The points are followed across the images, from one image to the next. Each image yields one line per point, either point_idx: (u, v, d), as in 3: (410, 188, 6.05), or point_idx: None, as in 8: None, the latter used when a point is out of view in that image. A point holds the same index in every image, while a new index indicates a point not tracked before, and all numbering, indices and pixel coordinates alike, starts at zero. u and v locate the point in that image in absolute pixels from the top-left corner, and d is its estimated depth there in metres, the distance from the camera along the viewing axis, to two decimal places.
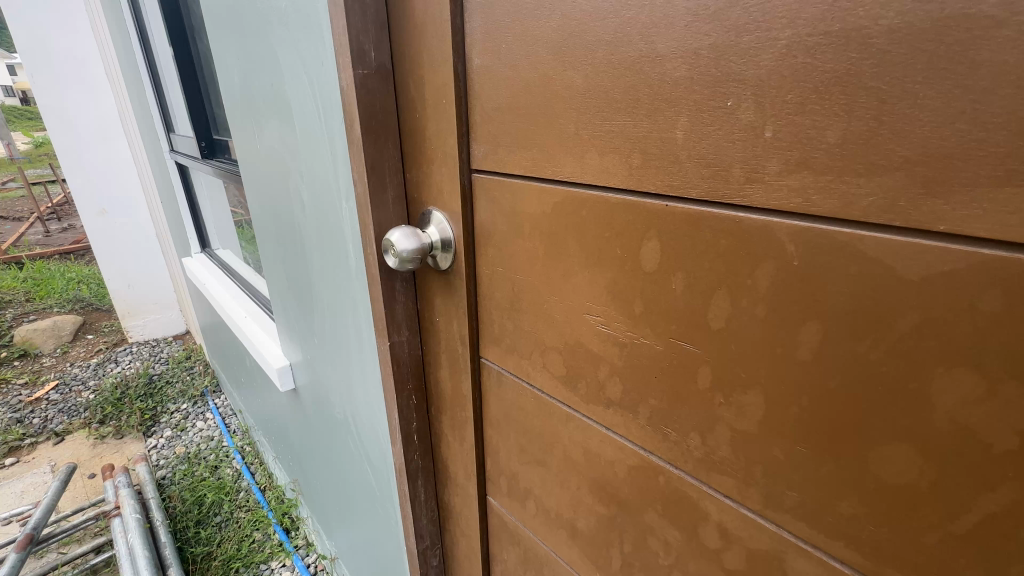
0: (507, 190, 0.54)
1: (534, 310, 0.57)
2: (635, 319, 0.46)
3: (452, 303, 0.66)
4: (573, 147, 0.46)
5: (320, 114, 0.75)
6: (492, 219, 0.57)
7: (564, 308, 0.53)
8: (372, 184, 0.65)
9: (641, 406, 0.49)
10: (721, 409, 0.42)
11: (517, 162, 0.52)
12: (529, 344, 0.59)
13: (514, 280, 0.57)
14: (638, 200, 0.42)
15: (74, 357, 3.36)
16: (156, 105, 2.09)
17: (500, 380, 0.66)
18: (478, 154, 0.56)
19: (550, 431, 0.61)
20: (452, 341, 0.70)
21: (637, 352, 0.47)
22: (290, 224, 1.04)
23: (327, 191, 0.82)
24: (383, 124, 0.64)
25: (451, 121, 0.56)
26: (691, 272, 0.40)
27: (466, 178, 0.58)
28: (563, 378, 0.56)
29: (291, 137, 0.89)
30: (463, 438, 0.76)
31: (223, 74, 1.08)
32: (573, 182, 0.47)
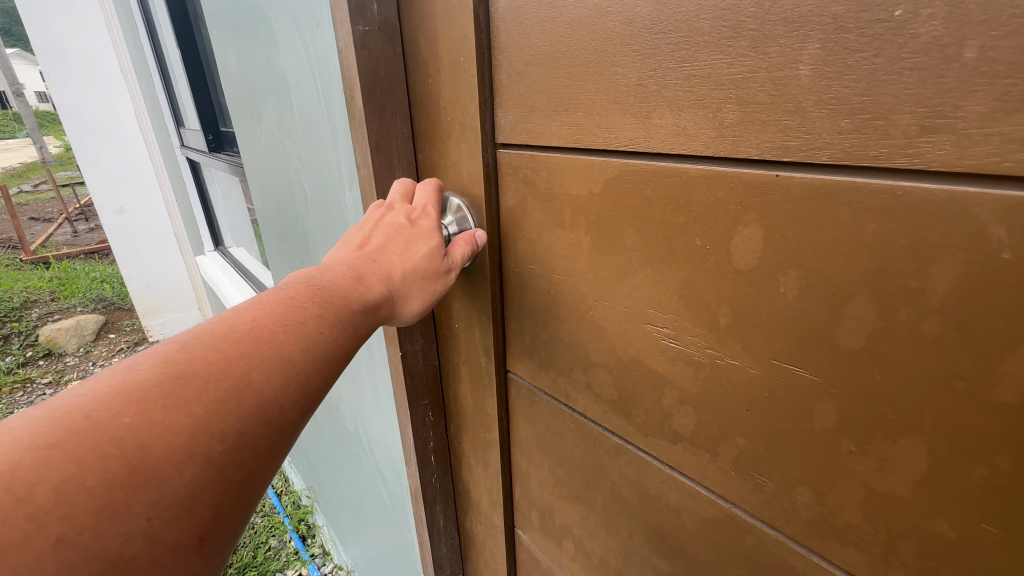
0: (541, 167, 0.42)
1: (576, 318, 0.45)
2: (718, 332, 0.35)
3: (474, 307, 0.55)
4: (633, 107, 0.34)
5: (318, 89, 0.65)
6: (521, 204, 0.46)
7: (617, 316, 0.42)
8: (377, 165, 0.54)
9: (723, 445, 0.37)
10: (851, 460, 0.30)
11: (556, 130, 0.40)
12: (570, 359, 0.48)
13: (548, 280, 0.46)
14: (732, 172, 0.31)
15: (96, 357, 3.36)
16: (165, 100, 2.04)
17: (532, 400, 0.55)
18: (504, 122, 0.44)
19: (594, 463, 0.50)
20: (473, 353, 0.59)
21: (718, 375, 0.36)
22: (293, 217, 0.94)
23: (329, 177, 0.72)
24: (389, 93, 0.53)
25: (468, 79, 0.44)
26: (813, 269, 0.29)
27: (489, 154, 0.46)
28: (612, 402, 0.45)
29: (290, 122, 0.79)
30: (486, 463, 0.65)
31: (219, 58, 0.98)
32: (633, 151, 0.36)
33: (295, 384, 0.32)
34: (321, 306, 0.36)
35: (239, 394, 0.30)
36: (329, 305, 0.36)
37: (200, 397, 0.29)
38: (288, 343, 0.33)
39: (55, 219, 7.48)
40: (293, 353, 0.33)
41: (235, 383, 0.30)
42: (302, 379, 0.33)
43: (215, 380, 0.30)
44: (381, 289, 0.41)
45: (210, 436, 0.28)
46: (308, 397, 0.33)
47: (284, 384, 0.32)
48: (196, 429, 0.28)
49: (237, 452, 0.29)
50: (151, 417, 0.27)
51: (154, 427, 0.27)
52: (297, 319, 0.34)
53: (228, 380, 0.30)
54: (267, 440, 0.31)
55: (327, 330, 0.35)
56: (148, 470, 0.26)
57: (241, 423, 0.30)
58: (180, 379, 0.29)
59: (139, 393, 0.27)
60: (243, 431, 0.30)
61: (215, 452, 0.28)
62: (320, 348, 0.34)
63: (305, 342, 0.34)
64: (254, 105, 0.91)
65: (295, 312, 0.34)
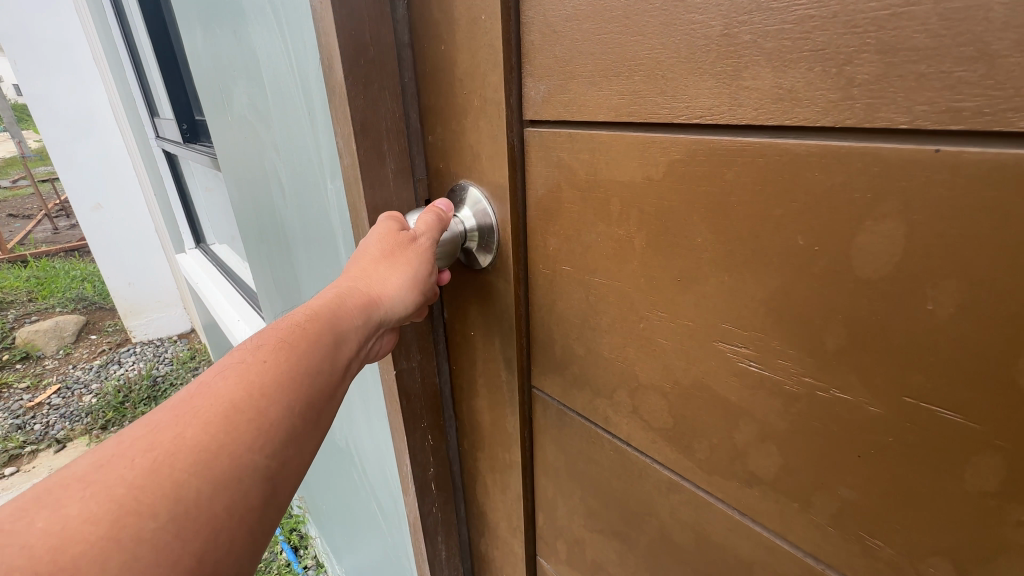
0: (583, 146, 0.34)
1: (621, 331, 0.37)
2: (824, 357, 0.27)
3: (493, 314, 0.47)
4: (717, 66, 0.26)
5: (294, 67, 0.56)
6: (554, 193, 0.37)
7: (676, 332, 0.34)
8: (364, 151, 0.45)
9: (820, 495, 0.30)
10: (1015, 533, 0.23)
11: (605, 101, 0.31)
12: (612, 379, 0.40)
13: (587, 286, 0.38)
14: (865, 145, 0.23)
15: (76, 359, 3.21)
16: (137, 88, 1.91)
17: (562, 422, 0.47)
18: (533, 93, 0.35)
19: (638, 498, 0.42)
20: (491, 366, 0.50)
21: (818, 411, 0.29)
22: (270, 214, 0.85)
23: (308, 168, 0.63)
24: (376, 63, 0.44)
25: (490, 40, 0.35)
26: (986, 282, 0.21)
27: (514, 134, 0.38)
28: (665, 432, 0.37)
29: (263, 107, 0.70)
30: (505, 487, 0.57)
31: (186, 37, 0.88)
32: (711, 124, 0.27)
33: (241, 424, 0.31)
34: (258, 347, 0.34)
35: (172, 459, 0.28)
36: (272, 335, 0.35)
37: (126, 475, 0.27)
38: (227, 387, 0.31)
39: (32, 215, 7.22)
40: (229, 399, 0.31)
41: (165, 446, 0.28)
42: (255, 419, 0.31)
43: (142, 452, 0.28)
44: (345, 308, 0.38)
45: (139, 514, 0.27)
46: (261, 433, 0.31)
47: (224, 430, 0.30)
48: (119, 512, 0.26)
49: (174, 525, 0.27)
50: (68, 513, 0.26)
51: (70, 525, 0.25)
52: (236, 365, 0.33)
53: (156, 446, 0.28)
54: (212, 502, 0.29)
55: (269, 359, 0.33)
56: (71, 563, 0.24)
57: (179, 487, 0.28)
58: (103, 464, 0.27)
59: (57, 490, 0.26)
60: (187, 490, 0.28)
61: (145, 530, 0.26)
62: (269, 380, 0.32)
63: (245, 381, 0.32)
64: (224, 88, 0.82)
65: (229, 364, 0.33)
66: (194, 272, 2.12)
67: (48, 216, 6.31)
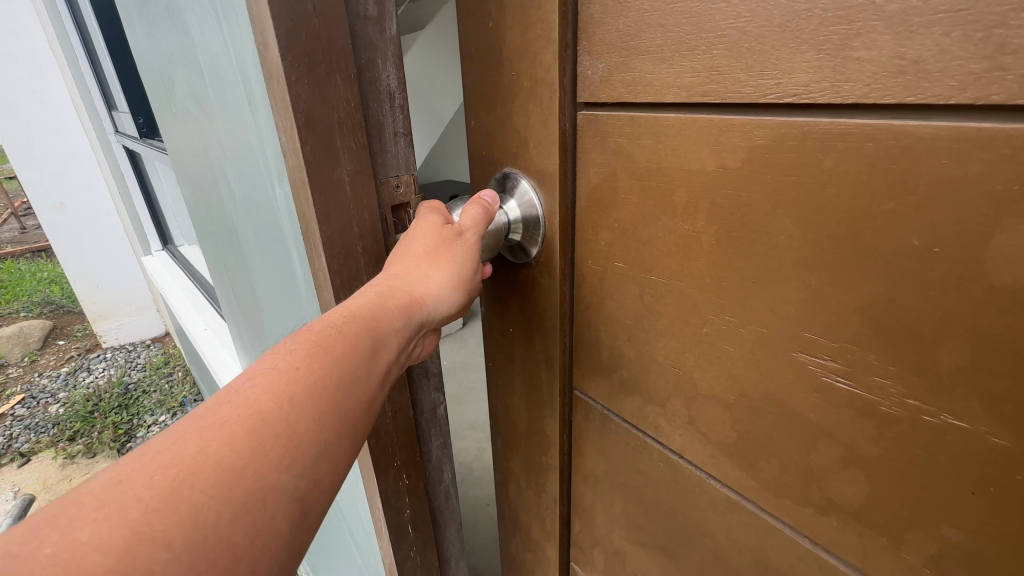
0: (646, 128, 0.29)
1: (681, 337, 0.33)
2: (933, 378, 0.23)
3: (535, 311, 0.42)
4: (823, 34, 0.22)
5: (231, 56, 0.50)
6: (609, 181, 0.33)
7: (746, 340, 0.30)
8: (312, 150, 0.39)
9: (915, 530, 0.26)
10: None
11: (674, 79, 0.27)
12: (667, 387, 0.35)
13: (642, 286, 0.34)
14: (1012, 127, 0.19)
15: (41, 367, 3.03)
16: (93, 80, 1.82)
17: (605, 431, 0.42)
18: (590, 73, 0.31)
19: (691, 516, 0.38)
20: (528, 366, 0.46)
21: (922, 438, 0.25)
22: (223, 218, 0.79)
23: (255, 168, 0.57)
24: (323, 41, 0.37)
25: (544, 14, 0.31)
26: None
27: (567, 119, 0.33)
28: (728, 448, 0.33)
29: (207, 101, 0.63)
30: (539, 489, 0.52)
31: (129, 25, 0.81)
32: (809, 102, 0.23)
33: (268, 441, 0.26)
34: (290, 350, 0.30)
35: (195, 477, 0.24)
36: (306, 336, 0.30)
37: (142, 495, 0.23)
38: (257, 395, 0.27)
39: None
40: (260, 409, 0.27)
41: (187, 462, 0.24)
42: (288, 432, 0.27)
43: (161, 467, 0.24)
44: (389, 310, 0.34)
45: (155, 543, 0.22)
46: (291, 450, 0.27)
47: (253, 445, 0.26)
48: (132, 540, 0.22)
49: (193, 559, 0.23)
50: (76, 539, 0.21)
51: (76, 553, 0.21)
52: (266, 371, 0.29)
53: (177, 463, 0.24)
54: (234, 532, 0.24)
55: (302, 365, 0.29)
56: None
57: (202, 511, 0.24)
58: (117, 480, 0.23)
59: (59, 511, 0.22)
60: (207, 515, 0.24)
61: (159, 565, 0.22)
62: (303, 388, 0.28)
63: (277, 388, 0.28)
64: (168, 82, 0.75)
65: (259, 369, 0.29)
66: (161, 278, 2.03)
67: (13, 215, 6.02)
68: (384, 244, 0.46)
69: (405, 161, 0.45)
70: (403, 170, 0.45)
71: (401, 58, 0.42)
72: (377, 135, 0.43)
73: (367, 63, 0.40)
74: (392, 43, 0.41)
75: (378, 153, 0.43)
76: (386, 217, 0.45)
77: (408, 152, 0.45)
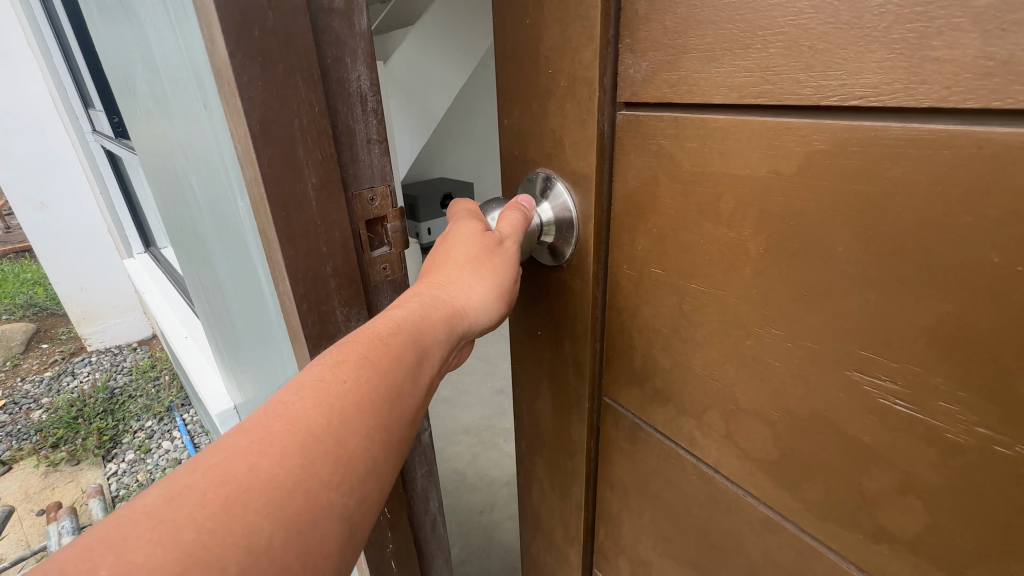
0: (693, 128, 0.27)
1: (721, 348, 0.31)
2: (1005, 406, 0.21)
3: (565, 314, 0.40)
4: (899, 28, 0.20)
5: (182, 53, 0.45)
6: (649, 184, 0.31)
7: (794, 355, 0.28)
8: (271, 163, 0.34)
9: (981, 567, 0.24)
10: None
11: (726, 79, 0.25)
12: (705, 398, 0.33)
13: (680, 295, 0.32)
14: None
15: (23, 371, 2.92)
16: (69, 76, 1.81)
17: (636, 441, 0.40)
18: (632, 72, 0.29)
19: (726, 534, 0.36)
20: (557, 369, 0.44)
21: (993, 471, 0.22)
22: (195, 225, 0.75)
23: (216, 174, 0.52)
24: (279, 36, 0.32)
25: (585, 9, 0.29)
26: None
27: (605, 118, 0.31)
28: (769, 465, 0.31)
29: (168, 101, 0.59)
30: (563, 494, 0.50)
31: (96, 21, 0.77)
32: (877, 102, 0.21)
33: (318, 458, 0.25)
34: (336, 361, 0.28)
35: (246, 496, 0.23)
36: (352, 347, 0.29)
37: (195, 514, 0.22)
38: (305, 409, 0.26)
39: None
40: (310, 422, 0.26)
41: (238, 480, 0.23)
42: (337, 447, 0.26)
43: (214, 486, 0.23)
44: (433, 320, 0.33)
45: (210, 566, 0.21)
46: (339, 467, 0.26)
47: (302, 463, 0.24)
48: (187, 563, 0.21)
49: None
50: (133, 560, 0.20)
51: None
52: (313, 382, 0.27)
53: (229, 480, 0.23)
54: (287, 552, 0.23)
55: (349, 378, 0.27)
56: None
57: (255, 532, 0.22)
58: (172, 498, 0.22)
59: (113, 529, 0.21)
60: (261, 536, 0.23)
61: None
62: (350, 403, 0.27)
63: (324, 402, 0.26)
64: (134, 81, 0.71)
65: (305, 381, 0.27)
66: (144, 281, 1.98)
67: None
68: (359, 264, 0.41)
69: (382, 172, 0.41)
70: (380, 181, 0.41)
71: (374, 55, 0.37)
72: (348, 143, 0.38)
73: (335, 62, 0.36)
74: (363, 39, 0.36)
75: (350, 164, 0.39)
76: (359, 234, 0.41)
77: (384, 161, 0.41)
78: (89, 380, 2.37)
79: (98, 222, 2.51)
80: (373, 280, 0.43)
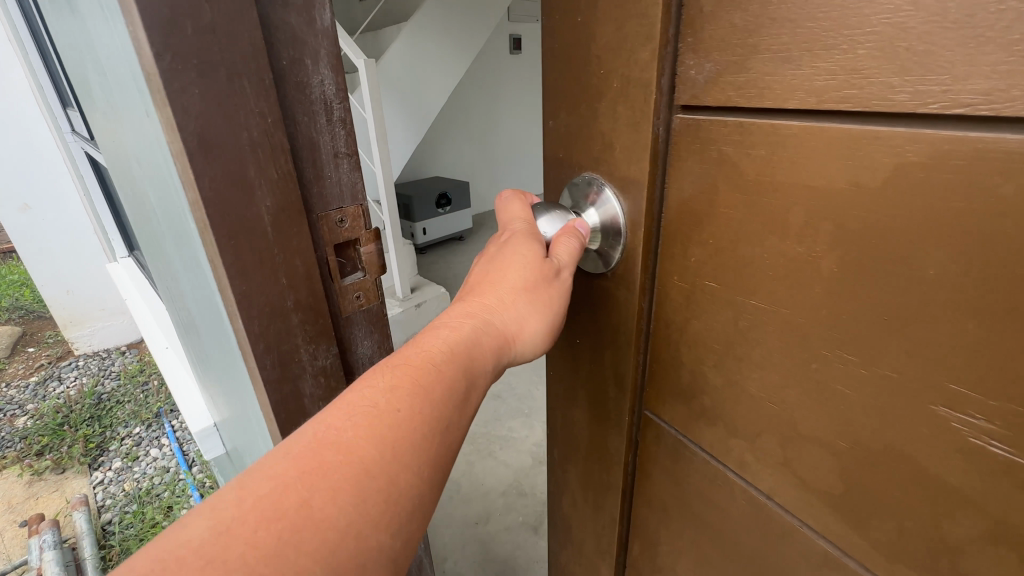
0: (763, 132, 0.25)
1: (782, 370, 0.28)
2: None
3: (607, 324, 0.38)
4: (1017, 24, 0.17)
5: (116, 56, 0.41)
6: (708, 190, 0.28)
7: (868, 384, 0.25)
8: (215, 185, 0.31)
9: None
10: None
11: (803, 82, 0.23)
12: (760, 421, 0.31)
13: (736, 311, 0.29)
14: None
15: (8, 375, 2.82)
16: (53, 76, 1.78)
17: (678, 461, 0.37)
18: (693, 73, 0.27)
19: (777, 567, 0.33)
20: (595, 379, 0.41)
21: None
22: (158, 236, 0.70)
23: (164, 188, 0.48)
24: (218, 34, 0.29)
25: (644, 6, 0.27)
26: None
27: (661, 123, 0.29)
28: (833, 497, 0.29)
29: (118, 107, 0.55)
30: (596, 506, 0.47)
31: (53, 23, 0.73)
32: (985, 108, 0.19)
33: (371, 494, 0.25)
34: (392, 390, 0.27)
35: (302, 534, 0.23)
36: (405, 373, 0.28)
37: (252, 550, 0.22)
38: (360, 442, 0.25)
39: None
40: (364, 456, 0.25)
41: (293, 517, 0.23)
42: (388, 482, 0.25)
43: (271, 520, 0.23)
44: (485, 350, 0.32)
45: None
46: (389, 505, 0.25)
47: (354, 501, 0.24)
48: None
49: None
50: None
51: None
52: (367, 410, 0.26)
53: (284, 516, 0.23)
54: None
55: (402, 407, 0.27)
56: None
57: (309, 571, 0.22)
58: (231, 531, 0.22)
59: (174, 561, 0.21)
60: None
61: None
62: (402, 439, 0.26)
63: (378, 436, 0.26)
64: (92, 87, 0.67)
65: (362, 408, 0.26)
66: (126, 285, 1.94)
67: None
68: (326, 294, 0.40)
69: (351, 190, 0.39)
70: (350, 201, 0.39)
71: (337, 56, 0.35)
72: (313, 159, 0.37)
73: (292, 64, 0.34)
74: (325, 37, 0.34)
75: (314, 182, 0.37)
76: (328, 262, 0.40)
77: (354, 177, 0.39)
78: (75, 385, 2.27)
79: (83, 221, 2.29)
80: (345, 310, 0.42)
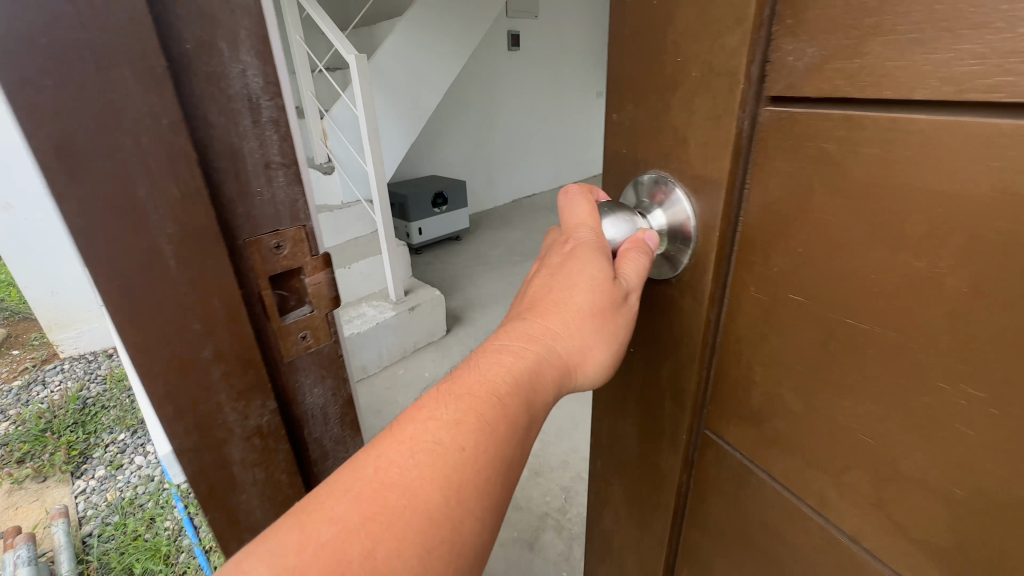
0: (882, 124, 0.21)
1: (883, 402, 0.24)
2: None
3: (665, 333, 0.34)
4: None
5: None
6: (803, 190, 0.24)
7: (1000, 430, 0.21)
8: (87, 209, 0.27)
9: None
10: None
11: (939, 68, 0.19)
12: (851, 456, 0.26)
13: (825, 330, 0.25)
14: None
15: None
16: None
17: (745, 488, 0.33)
18: (791, 60, 0.23)
19: None
20: (647, 391, 0.37)
21: None
22: None
23: None
24: (83, 24, 0.24)
25: None
26: None
27: (746, 116, 0.25)
28: (941, 552, 0.24)
29: None
30: (642, 523, 0.41)
31: None
32: None
33: (434, 544, 0.23)
34: (455, 424, 0.25)
35: None
36: (470, 405, 0.26)
37: None
38: (424, 483, 0.24)
39: None
40: (427, 500, 0.23)
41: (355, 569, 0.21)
42: (452, 528, 0.24)
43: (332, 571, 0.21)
44: (547, 382, 0.28)
45: None
46: (452, 554, 0.23)
47: (416, 552, 0.22)
48: None
49: None
50: None
51: None
52: (429, 447, 0.24)
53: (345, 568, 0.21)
54: None
55: (468, 446, 0.25)
56: None
57: None
58: None
59: None
60: None
61: None
62: (464, 482, 0.24)
63: (441, 478, 0.24)
64: None
65: (426, 443, 0.25)
66: None
67: None
68: (257, 337, 0.35)
69: (291, 209, 0.34)
70: (288, 222, 0.34)
71: (262, 40, 0.29)
72: (237, 172, 0.31)
73: (200, 51, 0.28)
74: (244, 15, 0.28)
75: (239, 199, 0.32)
76: (262, 298, 0.34)
77: (292, 191, 0.33)
78: (59, 389, 2.19)
79: None
80: (287, 355, 0.37)
